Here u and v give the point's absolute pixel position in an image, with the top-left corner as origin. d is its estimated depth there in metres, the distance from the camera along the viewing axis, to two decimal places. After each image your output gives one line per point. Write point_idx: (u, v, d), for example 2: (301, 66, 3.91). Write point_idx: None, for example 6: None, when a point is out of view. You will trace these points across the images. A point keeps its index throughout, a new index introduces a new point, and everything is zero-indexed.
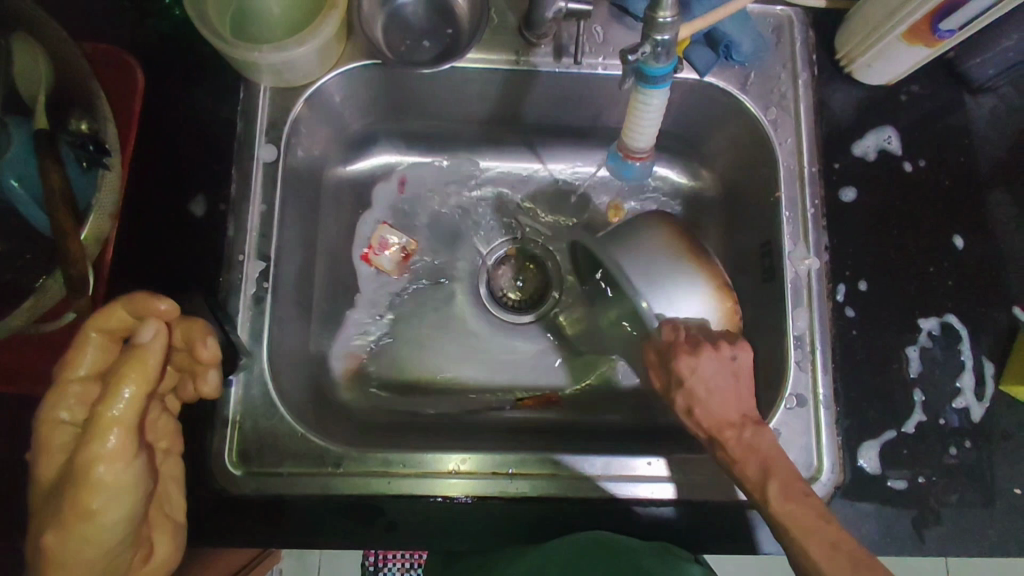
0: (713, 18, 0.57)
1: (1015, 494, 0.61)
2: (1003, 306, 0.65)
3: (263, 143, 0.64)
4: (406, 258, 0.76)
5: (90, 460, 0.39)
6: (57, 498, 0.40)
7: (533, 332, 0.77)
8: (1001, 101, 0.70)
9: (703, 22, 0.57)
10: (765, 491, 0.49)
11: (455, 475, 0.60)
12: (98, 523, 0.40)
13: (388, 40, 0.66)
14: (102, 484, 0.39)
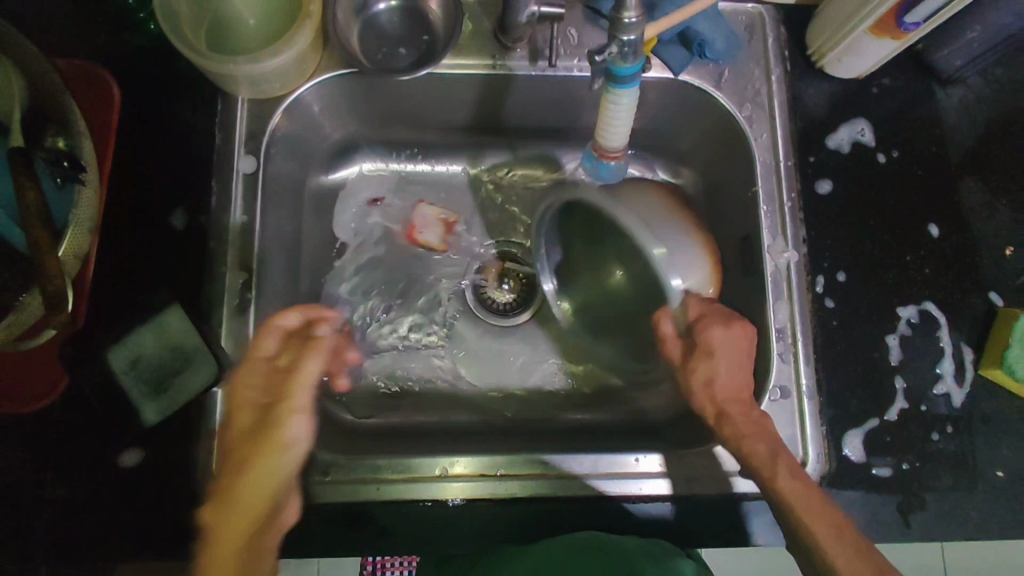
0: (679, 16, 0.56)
1: (998, 476, 0.62)
2: (979, 292, 0.66)
3: (242, 154, 0.64)
4: (451, 228, 0.79)
5: (290, 410, 0.47)
6: (251, 439, 0.47)
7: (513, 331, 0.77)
8: (970, 91, 0.71)
9: (670, 22, 0.57)
10: (772, 472, 0.53)
11: (446, 477, 0.60)
12: (285, 457, 0.47)
13: (365, 48, 0.67)
14: (287, 432, 0.47)
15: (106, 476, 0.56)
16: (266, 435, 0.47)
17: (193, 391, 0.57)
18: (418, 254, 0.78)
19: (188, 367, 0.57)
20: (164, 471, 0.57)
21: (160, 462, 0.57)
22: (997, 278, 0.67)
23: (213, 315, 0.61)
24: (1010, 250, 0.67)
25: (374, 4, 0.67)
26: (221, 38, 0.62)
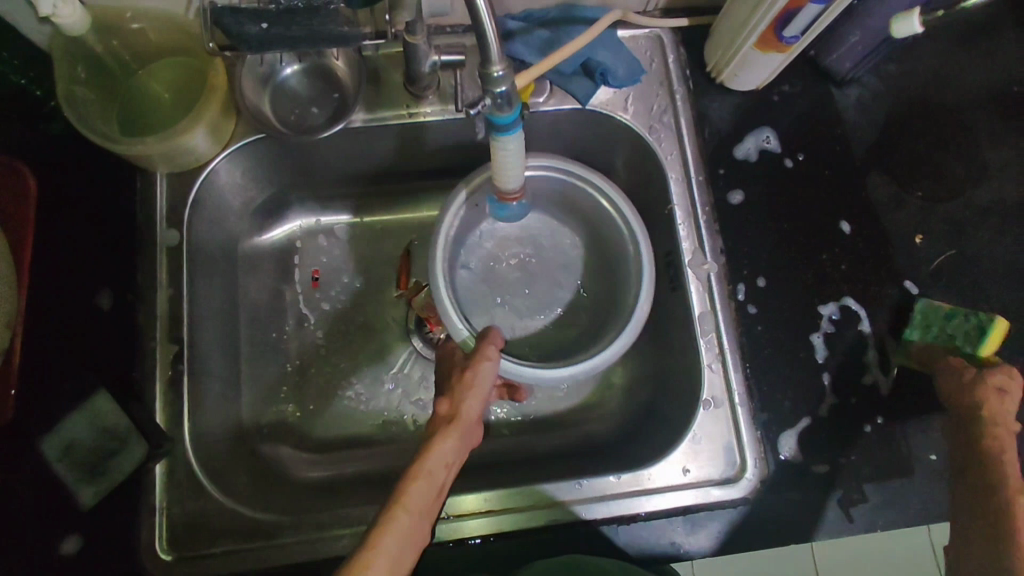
0: (546, 63, 0.62)
1: (930, 460, 0.63)
2: (894, 281, 0.68)
3: (164, 229, 0.67)
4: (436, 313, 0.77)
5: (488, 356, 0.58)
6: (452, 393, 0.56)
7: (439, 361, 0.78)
8: (865, 91, 0.74)
9: (539, 69, 0.62)
10: None
11: (475, 514, 0.62)
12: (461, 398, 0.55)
13: (279, 113, 0.69)
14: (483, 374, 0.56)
15: None
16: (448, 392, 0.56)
17: (128, 471, 0.58)
18: (348, 291, 0.79)
19: (123, 448, 0.58)
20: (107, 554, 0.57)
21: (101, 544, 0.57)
22: (911, 266, 0.69)
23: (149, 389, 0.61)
24: (920, 238, 0.70)
25: (280, 70, 0.69)
26: (134, 119, 0.64)
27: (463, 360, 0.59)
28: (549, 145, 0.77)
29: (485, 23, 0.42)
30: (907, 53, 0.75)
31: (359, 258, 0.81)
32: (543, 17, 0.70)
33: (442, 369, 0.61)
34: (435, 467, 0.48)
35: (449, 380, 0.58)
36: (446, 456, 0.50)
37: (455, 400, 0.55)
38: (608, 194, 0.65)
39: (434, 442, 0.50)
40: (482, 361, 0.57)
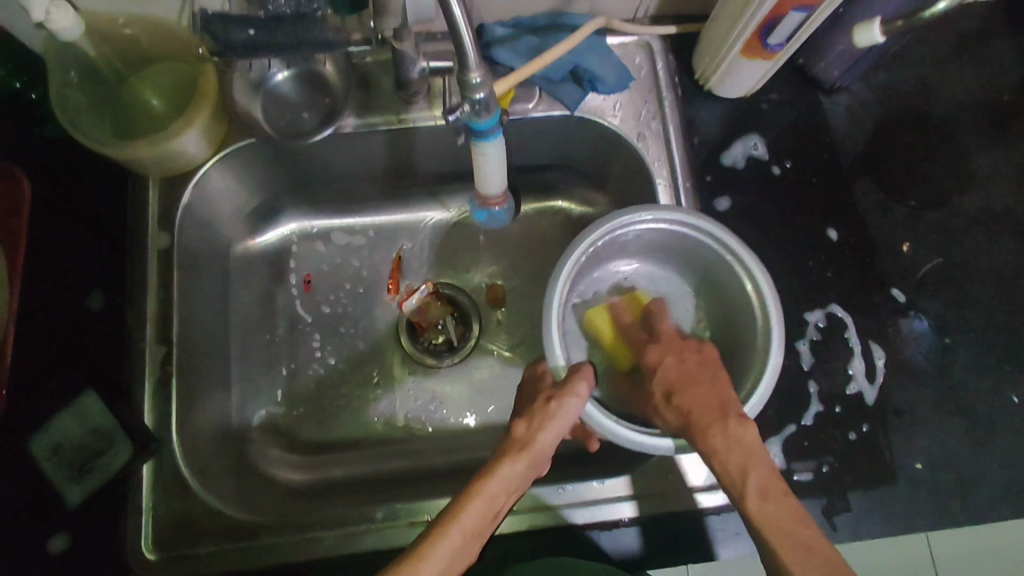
0: (530, 68, 0.62)
1: (915, 470, 0.63)
2: (882, 289, 0.68)
3: (156, 230, 0.67)
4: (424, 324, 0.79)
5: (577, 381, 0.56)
6: (536, 411, 0.56)
7: (428, 364, 0.78)
8: (855, 99, 0.74)
9: (524, 74, 0.62)
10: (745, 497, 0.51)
11: None
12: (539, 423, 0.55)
13: (267, 119, 0.69)
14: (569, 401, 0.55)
15: None
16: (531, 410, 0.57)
17: (116, 469, 0.59)
18: (338, 296, 0.80)
19: (111, 448, 0.59)
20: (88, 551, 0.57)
21: None
22: (898, 274, 0.69)
23: (138, 389, 0.63)
24: (907, 245, 0.70)
25: (271, 76, 0.69)
26: (126, 122, 0.65)
27: (551, 385, 0.57)
28: (538, 151, 0.77)
29: (462, 32, 0.42)
30: (896, 62, 0.75)
31: (351, 261, 0.81)
32: (533, 24, 0.71)
33: (533, 388, 0.60)
34: (496, 489, 0.51)
35: (535, 405, 0.57)
36: (509, 481, 0.52)
37: (532, 428, 0.55)
38: (727, 242, 0.60)
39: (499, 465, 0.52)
40: (567, 397, 0.55)
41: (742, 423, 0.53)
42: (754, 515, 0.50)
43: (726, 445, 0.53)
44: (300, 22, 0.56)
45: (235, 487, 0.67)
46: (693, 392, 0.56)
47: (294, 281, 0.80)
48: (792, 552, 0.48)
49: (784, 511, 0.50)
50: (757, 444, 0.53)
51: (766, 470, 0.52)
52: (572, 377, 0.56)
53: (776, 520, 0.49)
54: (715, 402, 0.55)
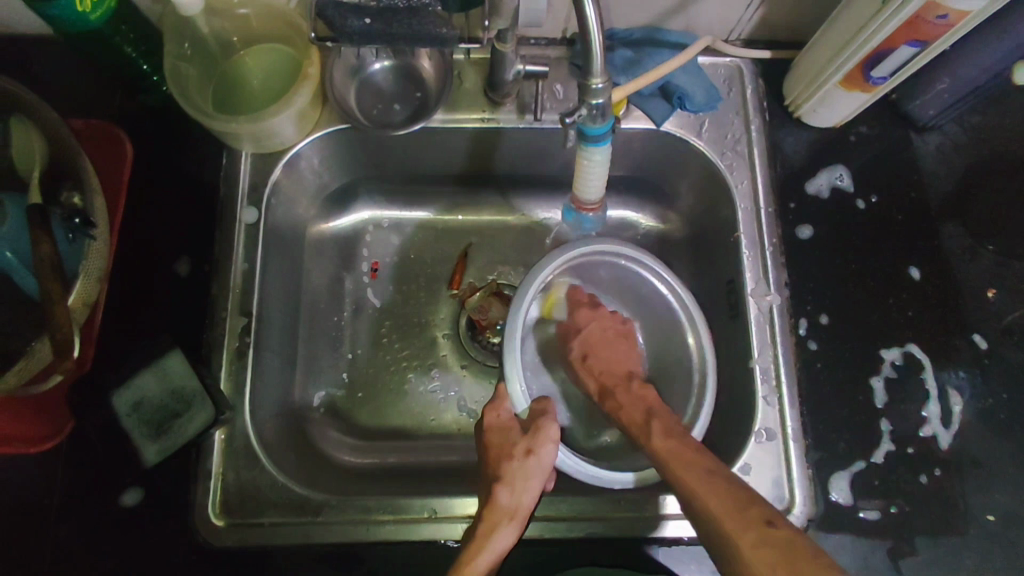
0: (634, 85, 0.64)
1: (988, 521, 0.61)
2: (963, 333, 0.67)
3: (245, 205, 0.68)
4: (483, 324, 0.78)
5: (546, 437, 0.60)
6: (510, 468, 0.58)
7: (486, 363, 0.79)
8: (947, 138, 0.73)
9: (630, 87, 0.65)
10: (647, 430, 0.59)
11: None
12: (519, 479, 0.58)
13: (362, 107, 0.71)
14: (541, 459, 0.59)
15: (106, 515, 0.58)
16: (501, 466, 0.59)
17: (191, 435, 0.58)
18: (403, 287, 0.81)
19: (188, 410, 0.58)
20: (159, 510, 0.59)
21: (155, 501, 0.59)
22: (980, 320, 0.67)
23: (215, 358, 0.63)
24: (992, 292, 0.68)
25: (369, 65, 0.71)
26: (231, 101, 0.67)
27: (521, 437, 0.61)
28: (616, 164, 0.78)
29: (594, 38, 0.43)
30: (992, 106, 0.74)
31: (419, 253, 0.82)
32: (628, 37, 0.72)
33: (492, 438, 0.62)
34: (490, 558, 0.53)
35: (511, 461, 0.59)
36: (503, 542, 0.54)
37: (512, 489, 0.57)
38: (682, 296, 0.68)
39: (494, 531, 0.54)
40: (544, 445, 0.60)
41: (643, 385, 0.64)
42: (662, 452, 0.56)
43: (630, 400, 0.63)
44: (413, 16, 0.57)
45: (298, 462, 0.68)
46: (604, 358, 0.67)
47: (363, 267, 0.81)
48: (703, 480, 0.53)
49: (683, 445, 0.56)
50: (659, 402, 0.63)
51: (665, 418, 0.60)
52: (541, 427, 0.61)
53: (679, 451, 0.56)
54: (620, 369, 0.67)
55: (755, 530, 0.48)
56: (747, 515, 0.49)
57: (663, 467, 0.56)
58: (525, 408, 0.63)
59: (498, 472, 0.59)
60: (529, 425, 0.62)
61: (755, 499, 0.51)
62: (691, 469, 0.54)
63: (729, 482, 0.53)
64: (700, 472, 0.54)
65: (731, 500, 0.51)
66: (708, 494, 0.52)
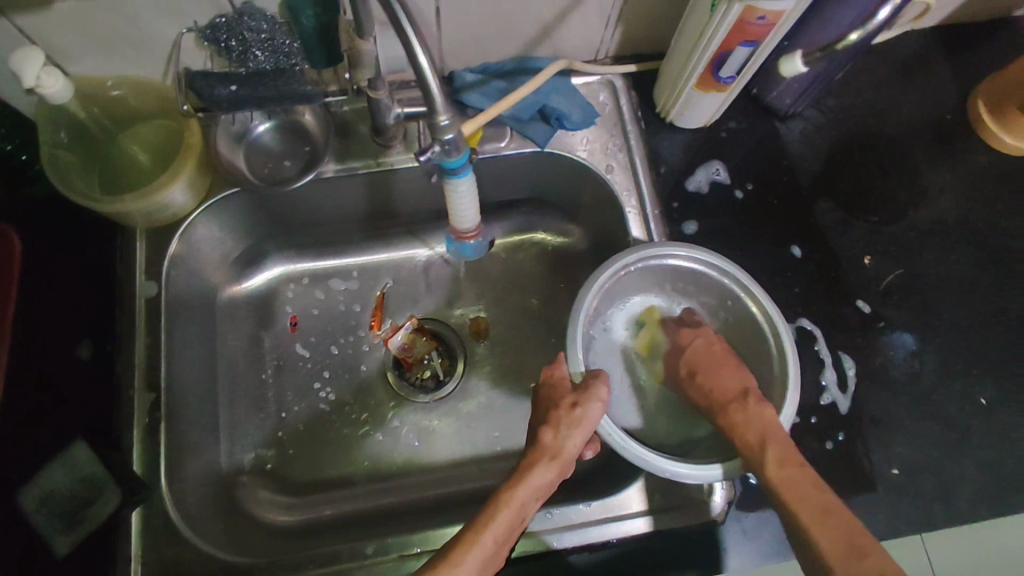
0: (491, 113, 0.67)
1: (892, 475, 0.65)
2: (848, 301, 0.72)
3: (144, 280, 0.69)
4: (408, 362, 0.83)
5: (591, 399, 0.60)
6: (556, 417, 0.60)
7: (416, 397, 0.83)
8: (808, 123, 0.79)
9: (485, 117, 0.67)
10: (762, 457, 0.56)
11: (423, 554, 0.63)
12: (563, 431, 0.60)
13: (253, 171, 0.73)
14: (581, 417, 0.59)
15: None
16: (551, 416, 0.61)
17: (104, 519, 0.60)
18: (335, 334, 0.84)
19: (99, 497, 0.60)
20: None
21: None
22: (862, 286, 0.72)
23: (127, 437, 0.64)
24: (868, 258, 0.73)
25: (253, 127, 0.73)
26: (116, 178, 0.68)
27: (570, 392, 0.62)
28: (513, 186, 0.83)
29: (429, 80, 0.46)
30: (845, 88, 0.80)
31: (350, 295, 0.86)
32: (499, 69, 0.76)
33: (547, 394, 0.64)
34: (526, 497, 0.56)
35: (559, 411, 0.61)
36: (539, 485, 0.57)
37: (557, 433, 0.60)
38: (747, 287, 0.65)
39: (529, 471, 0.57)
40: (592, 403, 0.60)
41: (760, 404, 0.59)
42: (773, 480, 0.55)
43: (748, 418, 0.58)
44: (280, 76, 0.63)
45: (226, 532, 0.69)
46: (720, 376, 0.64)
47: (289, 321, 0.84)
48: (822, 523, 0.52)
49: (802, 482, 0.54)
50: (777, 424, 0.58)
51: (784, 444, 0.56)
52: (592, 385, 0.61)
53: (794, 485, 0.54)
54: (734, 388, 0.62)
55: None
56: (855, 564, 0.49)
57: (773, 494, 0.55)
58: (578, 370, 0.63)
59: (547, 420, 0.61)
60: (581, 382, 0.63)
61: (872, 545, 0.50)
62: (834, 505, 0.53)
63: (833, 516, 0.52)
64: (822, 515, 0.52)
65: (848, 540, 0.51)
66: (827, 535, 0.51)
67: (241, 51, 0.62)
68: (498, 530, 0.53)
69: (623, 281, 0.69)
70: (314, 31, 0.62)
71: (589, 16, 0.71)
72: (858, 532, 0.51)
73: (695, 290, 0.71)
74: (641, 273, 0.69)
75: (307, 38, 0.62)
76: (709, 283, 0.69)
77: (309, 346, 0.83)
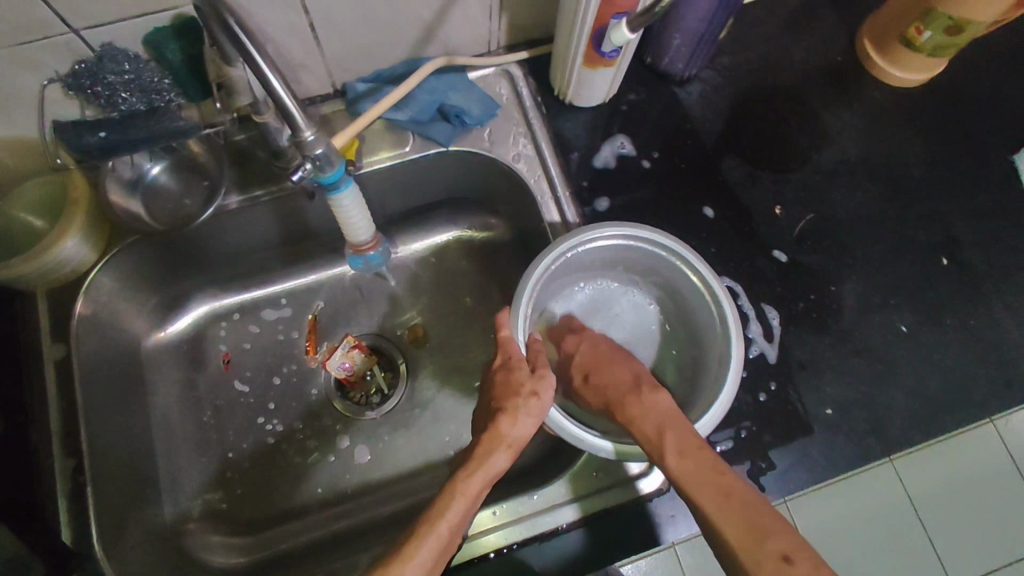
0: (360, 122, 0.66)
1: (825, 415, 0.67)
2: (764, 253, 0.73)
3: (51, 342, 0.67)
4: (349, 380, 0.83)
5: (545, 386, 0.60)
6: (510, 402, 0.59)
7: (364, 412, 0.82)
8: (706, 84, 0.79)
9: (354, 128, 0.66)
10: (661, 444, 0.54)
11: None
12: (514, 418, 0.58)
13: (152, 216, 0.70)
14: (536, 405, 0.58)
15: None
16: (504, 402, 0.59)
17: None
18: (273, 364, 0.83)
19: None
20: None
21: None
22: (776, 236, 0.73)
23: (50, 509, 0.62)
24: (779, 208, 0.74)
25: (146, 170, 0.70)
26: (5, 243, 0.66)
27: (528, 377, 0.60)
28: (428, 189, 0.82)
29: (283, 96, 0.46)
30: (737, 45, 0.81)
31: (284, 322, 0.84)
32: (392, 74, 0.74)
33: (501, 374, 0.61)
34: (478, 484, 0.55)
35: (516, 398, 0.59)
36: (491, 470, 0.56)
37: (513, 420, 0.58)
38: (689, 262, 0.64)
39: (484, 458, 0.56)
40: (547, 391, 0.59)
41: (654, 392, 0.59)
42: (677, 473, 0.53)
43: (642, 411, 0.58)
44: (155, 114, 0.63)
45: None
46: (614, 376, 0.63)
47: (223, 359, 0.82)
48: (717, 501, 0.50)
49: (703, 467, 0.52)
50: (673, 410, 0.57)
51: (687, 430, 0.55)
52: (545, 373, 0.60)
53: (695, 470, 0.52)
54: (629, 375, 0.63)
55: (772, 566, 0.46)
56: (764, 546, 0.47)
57: (677, 486, 0.53)
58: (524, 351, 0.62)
59: (501, 403, 0.59)
60: (534, 365, 0.61)
61: (772, 523, 0.48)
62: (734, 487, 0.51)
63: (738, 497, 0.50)
64: (723, 497, 0.50)
65: (746, 523, 0.49)
66: (721, 511, 0.50)
67: (109, 95, 0.60)
68: (455, 520, 0.52)
69: (563, 265, 0.67)
70: (181, 65, 0.60)
71: (469, 10, 0.69)
72: (757, 507, 0.50)
73: (638, 266, 0.70)
74: (578, 257, 0.67)
75: (177, 73, 0.60)
76: (653, 259, 0.67)
77: (245, 381, 0.82)
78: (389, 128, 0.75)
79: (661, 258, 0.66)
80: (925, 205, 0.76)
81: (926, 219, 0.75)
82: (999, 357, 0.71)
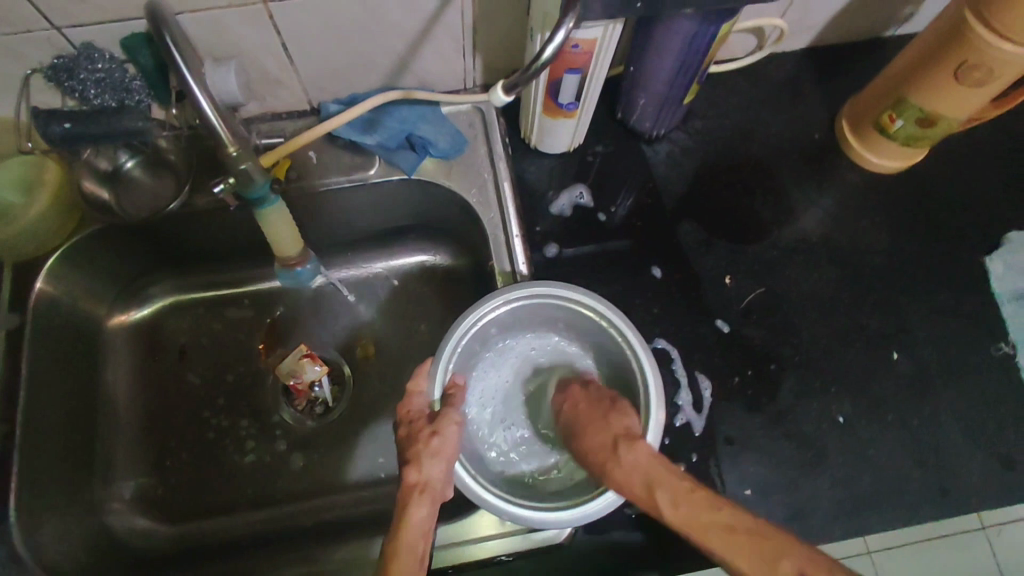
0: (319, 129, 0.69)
1: (743, 495, 0.65)
2: (708, 321, 0.72)
3: (5, 311, 0.70)
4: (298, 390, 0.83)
5: (447, 422, 0.57)
6: (412, 451, 0.56)
7: (301, 421, 0.83)
8: (676, 146, 0.79)
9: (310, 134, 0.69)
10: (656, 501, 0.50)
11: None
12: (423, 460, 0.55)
13: (121, 206, 0.72)
14: (438, 441, 0.56)
15: None
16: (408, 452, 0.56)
17: None
18: (224, 362, 0.85)
19: None
20: None
21: None
22: (722, 305, 0.72)
23: None
24: (729, 278, 0.74)
25: (122, 164, 0.73)
26: None
27: (426, 422, 0.58)
28: (395, 213, 0.84)
29: (211, 118, 0.50)
30: (712, 110, 0.81)
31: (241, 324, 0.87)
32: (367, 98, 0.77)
33: (402, 429, 0.59)
34: (413, 545, 0.49)
35: (416, 445, 0.56)
36: (420, 524, 0.51)
37: (420, 466, 0.54)
38: (619, 327, 0.62)
39: (405, 514, 0.51)
40: (448, 425, 0.57)
41: (629, 444, 0.54)
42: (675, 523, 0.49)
43: (624, 471, 0.53)
44: (118, 113, 0.66)
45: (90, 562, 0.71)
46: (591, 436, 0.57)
47: (180, 350, 0.85)
48: (728, 544, 0.46)
49: (698, 507, 0.48)
50: (654, 458, 0.52)
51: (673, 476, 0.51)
52: (444, 411, 0.58)
53: (694, 516, 0.48)
54: (594, 408, 0.59)
55: None
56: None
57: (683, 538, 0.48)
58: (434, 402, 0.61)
59: (406, 457, 0.56)
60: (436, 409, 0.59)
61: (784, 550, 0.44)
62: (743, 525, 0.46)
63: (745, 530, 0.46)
64: (734, 540, 0.46)
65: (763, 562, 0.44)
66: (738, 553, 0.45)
67: (80, 91, 0.64)
68: None
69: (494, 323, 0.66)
70: (153, 70, 0.63)
71: (441, 48, 0.72)
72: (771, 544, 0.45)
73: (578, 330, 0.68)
74: (512, 314, 0.66)
75: (148, 78, 0.64)
76: (589, 324, 0.66)
77: (195, 374, 0.84)
78: (356, 150, 0.77)
79: (595, 324, 0.65)
80: (884, 293, 0.74)
81: (882, 307, 0.74)
82: (939, 461, 0.68)
